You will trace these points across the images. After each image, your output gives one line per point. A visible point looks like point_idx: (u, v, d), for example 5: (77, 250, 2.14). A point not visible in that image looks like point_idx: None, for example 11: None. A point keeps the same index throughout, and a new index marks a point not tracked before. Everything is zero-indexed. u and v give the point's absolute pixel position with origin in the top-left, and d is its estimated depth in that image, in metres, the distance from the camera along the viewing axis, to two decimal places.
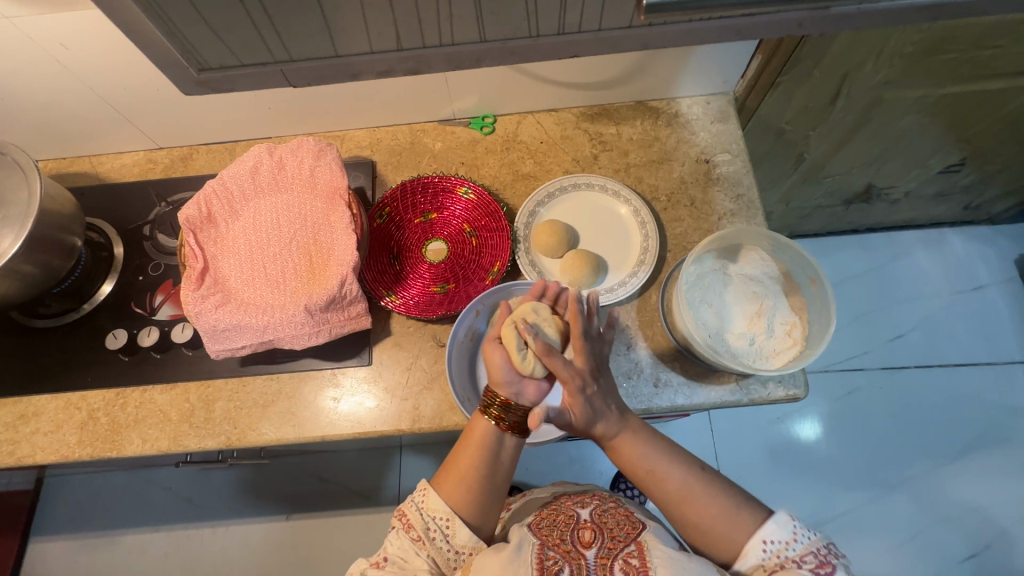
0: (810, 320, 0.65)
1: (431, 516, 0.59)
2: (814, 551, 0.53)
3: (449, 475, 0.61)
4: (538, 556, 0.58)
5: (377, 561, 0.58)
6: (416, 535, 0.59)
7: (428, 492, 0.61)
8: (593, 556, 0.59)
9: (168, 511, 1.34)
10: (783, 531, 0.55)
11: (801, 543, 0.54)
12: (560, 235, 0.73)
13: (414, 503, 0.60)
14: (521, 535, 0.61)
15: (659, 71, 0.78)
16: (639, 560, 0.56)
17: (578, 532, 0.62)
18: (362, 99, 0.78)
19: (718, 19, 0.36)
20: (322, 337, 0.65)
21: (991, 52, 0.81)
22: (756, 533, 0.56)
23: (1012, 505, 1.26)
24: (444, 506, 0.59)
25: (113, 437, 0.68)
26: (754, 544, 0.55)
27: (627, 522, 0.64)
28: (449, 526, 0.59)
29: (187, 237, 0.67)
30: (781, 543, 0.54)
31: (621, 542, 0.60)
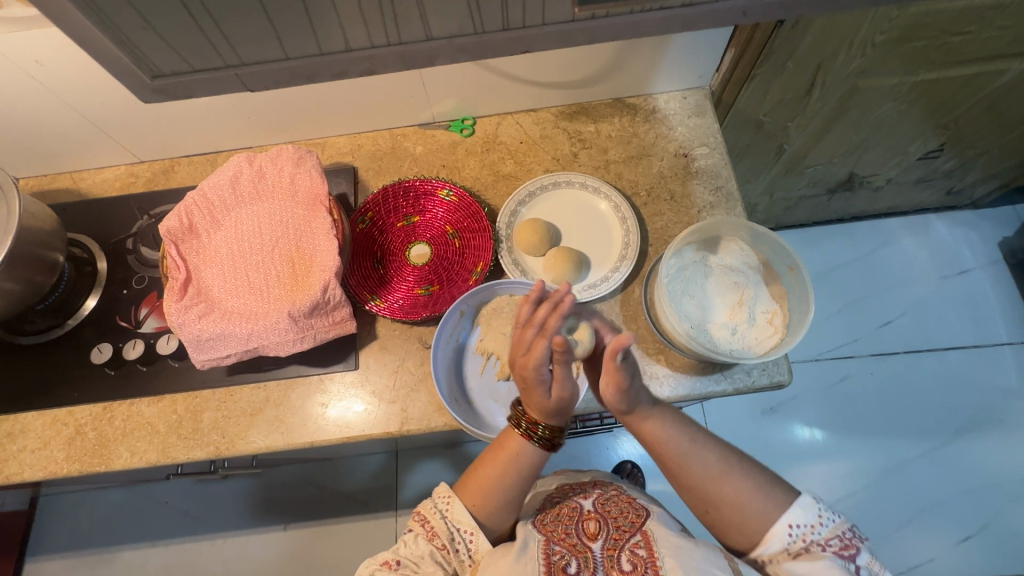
0: (791, 308, 0.66)
1: (457, 528, 0.61)
2: (838, 534, 0.56)
3: (475, 487, 0.62)
4: (545, 552, 0.59)
5: (389, 563, 0.59)
6: (440, 544, 0.60)
7: (453, 503, 0.62)
8: (599, 549, 0.60)
9: (165, 526, 1.34)
10: (807, 515, 0.57)
11: (826, 527, 0.56)
12: (541, 233, 0.73)
13: (439, 511, 0.61)
14: (526, 532, 0.62)
15: (635, 67, 0.78)
16: (647, 552, 0.58)
17: (583, 524, 0.63)
18: (341, 104, 0.78)
19: (659, 10, 0.38)
20: (307, 343, 0.66)
21: (961, 38, 0.82)
22: (780, 517, 0.57)
23: (1007, 486, 1.26)
24: (470, 520, 0.61)
25: (102, 451, 0.68)
26: (780, 529, 0.56)
27: (631, 510, 0.64)
28: (473, 539, 0.61)
29: (169, 249, 0.67)
30: (806, 526, 0.56)
31: (626, 532, 0.61)
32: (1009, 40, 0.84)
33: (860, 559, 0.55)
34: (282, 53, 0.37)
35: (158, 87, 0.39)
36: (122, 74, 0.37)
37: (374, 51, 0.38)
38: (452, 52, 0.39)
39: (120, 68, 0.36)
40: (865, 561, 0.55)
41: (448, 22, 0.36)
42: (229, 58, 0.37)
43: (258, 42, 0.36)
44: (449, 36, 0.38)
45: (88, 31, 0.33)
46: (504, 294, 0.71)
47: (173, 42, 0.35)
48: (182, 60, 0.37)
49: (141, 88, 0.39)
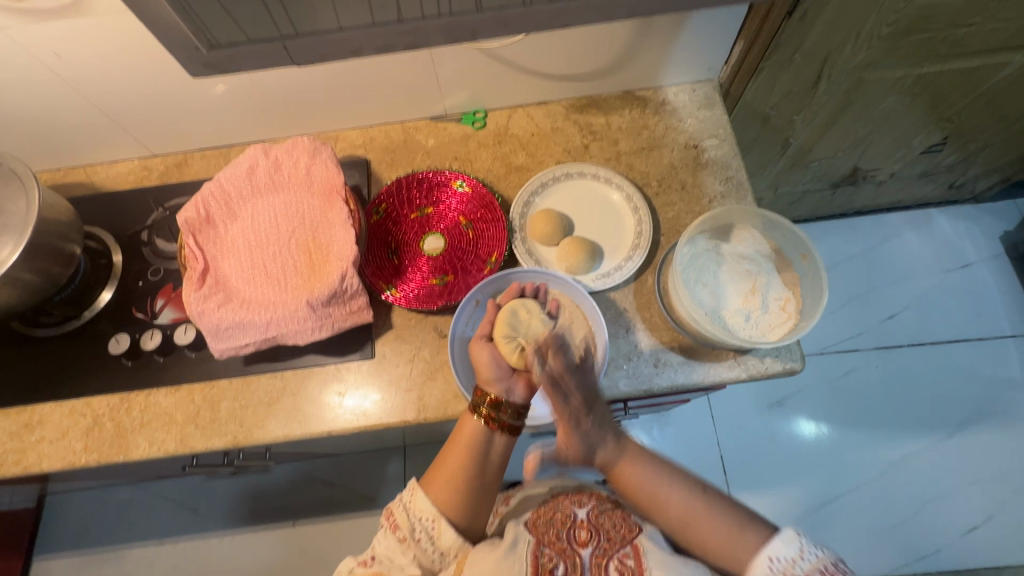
0: (803, 294, 0.67)
1: (418, 517, 0.61)
2: (821, 568, 0.54)
3: (437, 477, 0.63)
4: (534, 554, 0.60)
5: (366, 561, 0.61)
6: (403, 536, 0.60)
7: (415, 492, 0.62)
8: (589, 556, 0.61)
9: (173, 522, 1.34)
10: (789, 549, 0.56)
11: (809, 560, 0.55)
12: (555, 223, 0.74)
13: (402, 502, 0.62)
14: (516, 532, 0.63)
15: (646, 59, 0.79)
16: (634, 564, 0.59)
17: (574, 531, 0.63)
18: (355, 97, 0.79)
19: None
20: (325, 332, 0.66)
21: (966, 30, 0.83)
22: (763, 549, 0.57)
23: (1011, 477, 1.27)
24: (431, 507, 0.61)
25: (119, 441, 0.68)
26: (760, 563, 0.56)
27: (624, 523, 0.64)
28: (434, 527, 0.60)
29: (187, 240, 0.67)
30: (788, 559, 0.55)
31: (617, 543, 0.62)
32: (1013, 33, 0.86)
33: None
34: (334, 25, 0.41)
35: (219, 60, 0.43)
36: (186, 47, 0.41)
37: (421, 23, 0.42)
38: (496, 26, 0.42)
39: (182, 41, 0.41)
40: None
41: None
42: (284, 29, 0.41)
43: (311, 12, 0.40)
44: (495, 8, 0.41)
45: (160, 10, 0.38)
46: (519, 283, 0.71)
47: (235, 15, 0.39)
48: (240, 31, 0.41)
49: (202, 63, 0.43)
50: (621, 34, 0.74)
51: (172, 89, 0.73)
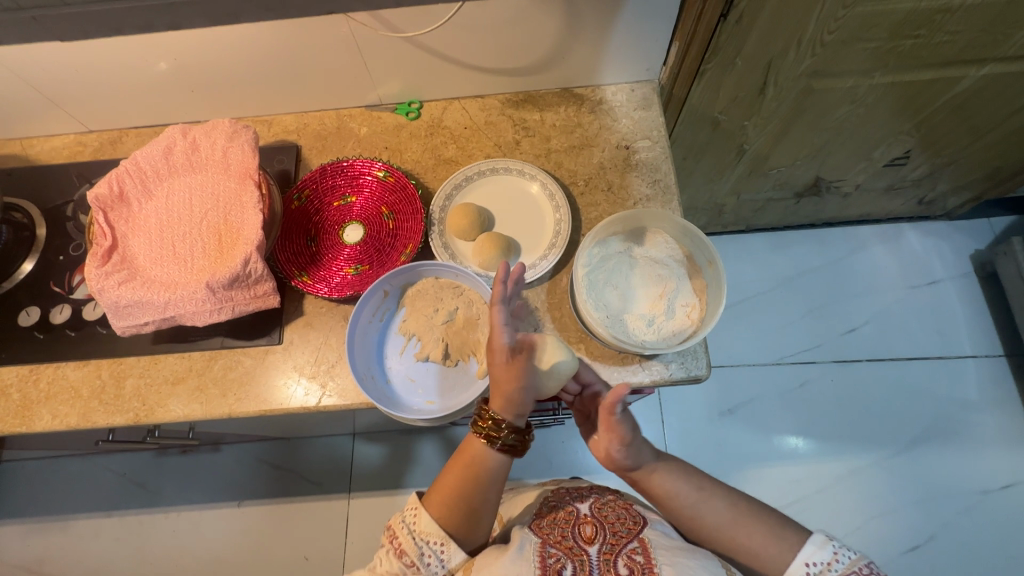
0: (708, 302, 0.66)
1: (425, 540, 0.61)
2: (855, 570, 0.57)
3: (439, 494, 0.63)
4: (541, 554, 0.61)
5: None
6: (410, 561, 0.60)
7: (420, 514, 0.62)
8: (595, 553, 0.61)
9: (121, 496, 1.35)
10: (823, 553, 0.59)
11: (843, 563, 0.57)
12: (471, 217, 0.73)
13: (406, 525, 0.62)
14: (522, 535, 0.64)
15: (579, 56, 0.78)
16: (643, 558, 0.60)
17: (579, 528, 0.64)
18: (284, 81, 0.79)
19: None
20: (226, 315, 0.66)
21: (913, 41, 0.81)
22: (799, 556, 0.59)
23: (957, 498, 1.26)
24: (437, 530, 0.61)
25: (24, 412, 0.69)
26: (797, 568, 0.58)
27: (629, 517, 0.66)
28: (443, 550, 0.61)
29: (96, 216, 0.68)
30: (823, 564, 0.58)
31: (623, 537, 0.63)
32: (962, 47, 0.83)
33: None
34: None
35: None
36: None
37: None
38: None
39: None
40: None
41: None
42: None
43: None
44: None
45: None
46: (429, 276, 0.71)
47: None
48: None
49: None
50: (550, 28, 0.73)
51: (96, 67, 0.73)
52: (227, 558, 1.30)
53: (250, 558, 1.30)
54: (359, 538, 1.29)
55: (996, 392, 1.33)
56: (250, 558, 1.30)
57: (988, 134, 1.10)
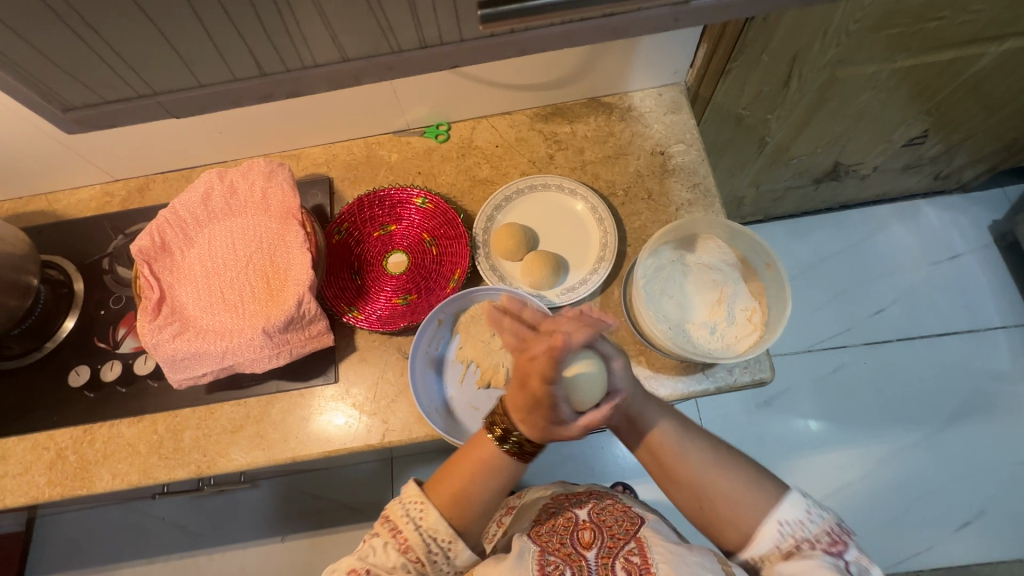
0: (769, 305, 0.66)
1: (433, 538, 0.58)
2: (827, 530, 0.56)
3: (443, 486, 0.60)
4: (539, 562, 0.59)
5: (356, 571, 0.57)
6: (414, 557, 0.58)
7: (427, 509, 0.59)
8: (594, 557, 0.60)
9: (163, 540, 1.34)
10: (798, 512, 0.56)
11: (816, 524, 0.56)
12: (517, 237, 0.73)
13: (411, 520, 0.58)
14: (521, 543, 0.62)
15: (607, 66, 0.78)
16: (641, 559, 0.58)
17: (577, 534, 0.63)
18: (313, 115, 0.77)
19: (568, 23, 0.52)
20: (283, 359, 0.65)
21: (936, 23, 0.80)
22: (772, 513, 0.57)
23: (1001, 470, 1.26)
24: (445, 528, 0.58)
25: (83, 474, 0.68)
26: (771, 527, 0.56)
27: (625, 518, 0.65)
28: (451, 547, 0.59)
29: (141, 269, 0.66)
30: (796, 523, 0.56)
31: (621, 539, 0.61)
32: (983, 26, 0.83)
33: (849, 555, 0.54)
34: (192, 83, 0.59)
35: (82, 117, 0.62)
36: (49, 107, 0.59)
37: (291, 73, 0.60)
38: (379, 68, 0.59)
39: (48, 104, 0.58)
40: (853, 556, 0.54)
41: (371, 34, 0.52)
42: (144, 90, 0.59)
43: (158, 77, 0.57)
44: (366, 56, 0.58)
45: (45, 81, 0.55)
46: (482, 301, 0.70)
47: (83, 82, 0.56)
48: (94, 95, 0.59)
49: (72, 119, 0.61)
50: None
51: None
52: None
53: None
54: None
55: None
56: None
57: (1005, 107, 1.10)
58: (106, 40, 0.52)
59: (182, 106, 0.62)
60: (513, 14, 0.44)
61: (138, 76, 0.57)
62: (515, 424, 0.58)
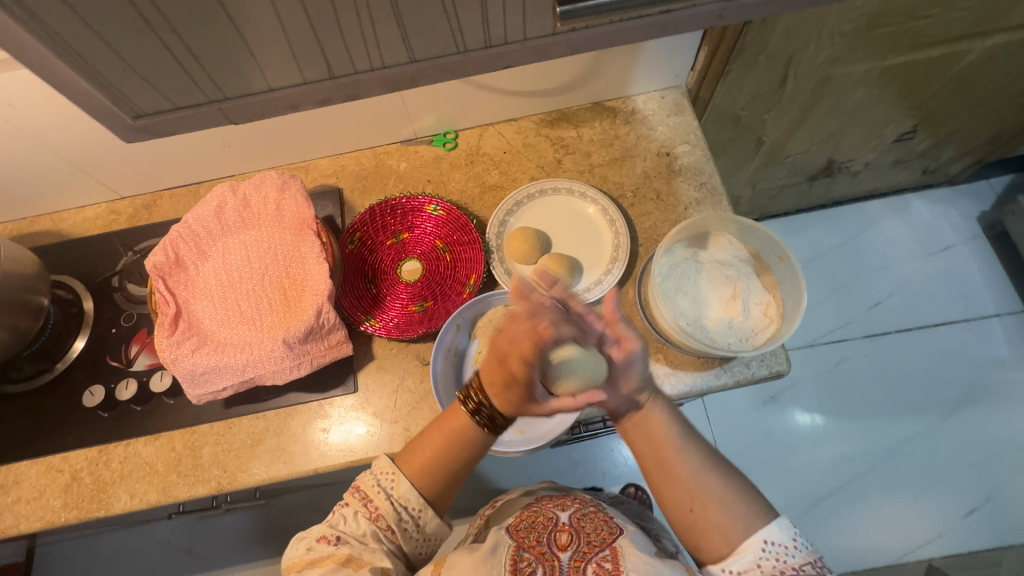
0: (783, 298, 0.67)
1: (404, 506, 0.59)
2: (811, 561, 0.54)
3: (415, 458, 0.61)
4: (512, 557, 0.59)
5: (327, 537, 0.56)
6: (385, 526, 0.58)
7: (398, 479, 0.60)
8: (567, 559, 0.60)
9: (170, 564, 1.31)
10: (784, 536, 0.55)
11: (801, 552, 0.54)
12: (531, 241, 0.73)
13: (383, 489, 0.59)
14: (498, 536, 0.63)
15: (612, 71, 0.79)
16: (612, 565, 0.58)
17: (555, 535, 0.63)
18: (323, 127, 0.78)
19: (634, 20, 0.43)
20: (304, 370, 0.65)
21: (925, 22, 0.83)
22: (756, 533, 0.55)
23: (1006, 456, 1.28)
24: (416, 497, 0.60)
25: (99, 495, 0.66)
26: (753, 543, 0.55)
27: (605, 527, 0.65)
28: (421, 515, 0.60)
29: (156, 284, 0.66)
30: (782, 548, 0.54)
31: (596, 546, 0.61)
32: (972, 21, 0.86)
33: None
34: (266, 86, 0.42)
35: (141, 126, 0.44)
36: (106, 116, 0.42)
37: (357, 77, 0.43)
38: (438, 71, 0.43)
39: (103, 110, 0.41)
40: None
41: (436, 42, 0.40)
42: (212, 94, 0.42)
43: (235, 77, 0.40)
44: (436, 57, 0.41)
45: (69, 81, 0.38)
46: (500, 304, 0.71)
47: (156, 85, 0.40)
48: (164, 100, 0.42)
49: (126, 128, 0.44)
50: None
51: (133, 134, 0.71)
52: None
53: None
54: None
55: None
56: None
57: (991, 101, 1.13)
58: (183, 41, 0.36)
59: (245, 114, 0.44)
60: (591, 12, 0.37)
61: (208, 75, 0.39)
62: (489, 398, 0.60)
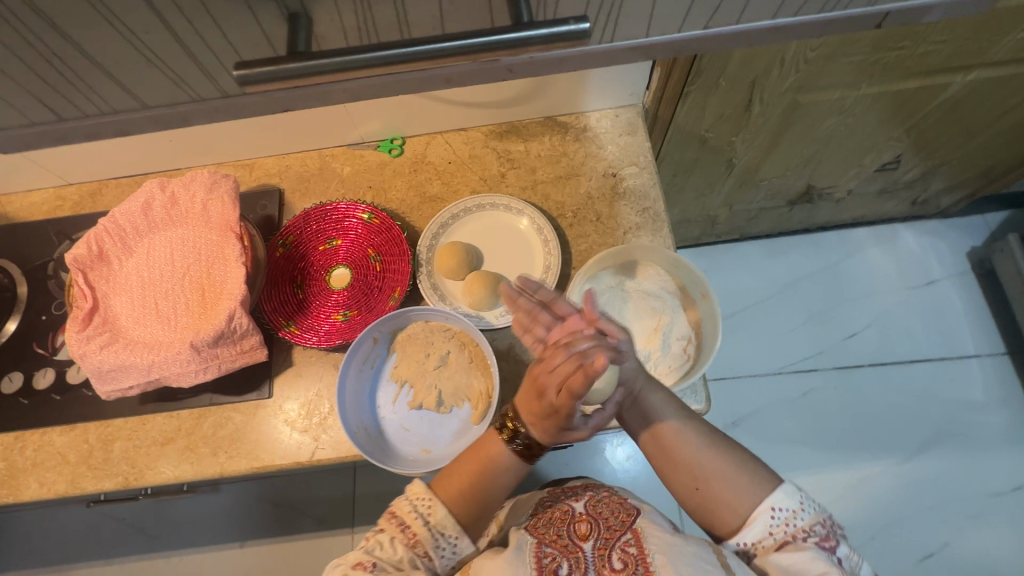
0: (704, 335, 0.65)
1: (441, 534, 0.57)
2: (820, 522, 0.53)
3: (451, 482, 0.59)
4: (535, 555, 0.56)
5: (363, 565, 0.54)
6: (422, 551, 0.56)
7: (435, 508, 0.57)
8: (591, 549, 0.56)
9: (122, 542, 1.32)
10: (791, 500, 0.54)
11: (808, 513, 0.53)
12: (459, 257, 0.72)
13: (419, 517, 0.57)
14: (517, 538, 0.59)
15: (559, 89, 0.76)
16: (637, 550, 0.54)
17: (574, 526, 0.59)
18: (263, 128, 0.77)
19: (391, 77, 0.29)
20: (212, 373, 0.65)
21: (897, 53, 0.79)
22: (764, 500, 0.54)
23: (969, 502, 1.24)
24: (454, 525, 0.57)
25: (11, 481, 0.67)
26: (761, 512, 0.53)
27: (621, 508, 0.61)
28: (458, 543, 0.58)
29: (76, 278, 0.66)
30: (790, 512, 0.53)
31: (617, 530, 0.57)
32: (947, 55, 0.82)
33: (841, 551, 0.52)
34: None
35: None
36: None
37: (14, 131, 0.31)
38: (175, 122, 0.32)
39: None
40: (845, 553, 0.52)
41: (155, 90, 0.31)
42: None
43: None
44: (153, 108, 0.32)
45: None
46: (419, 320, 0.70)
47: None
48: None
49: None
50: None
51: None
52: None
53: None
54: None
55: (1000, 392, 1.32)
56: None
57: (979, 134, 1.08)
58: None
59: None
60: (269, 79, 0.26)
61: None
62: (525, 426, 0.58)
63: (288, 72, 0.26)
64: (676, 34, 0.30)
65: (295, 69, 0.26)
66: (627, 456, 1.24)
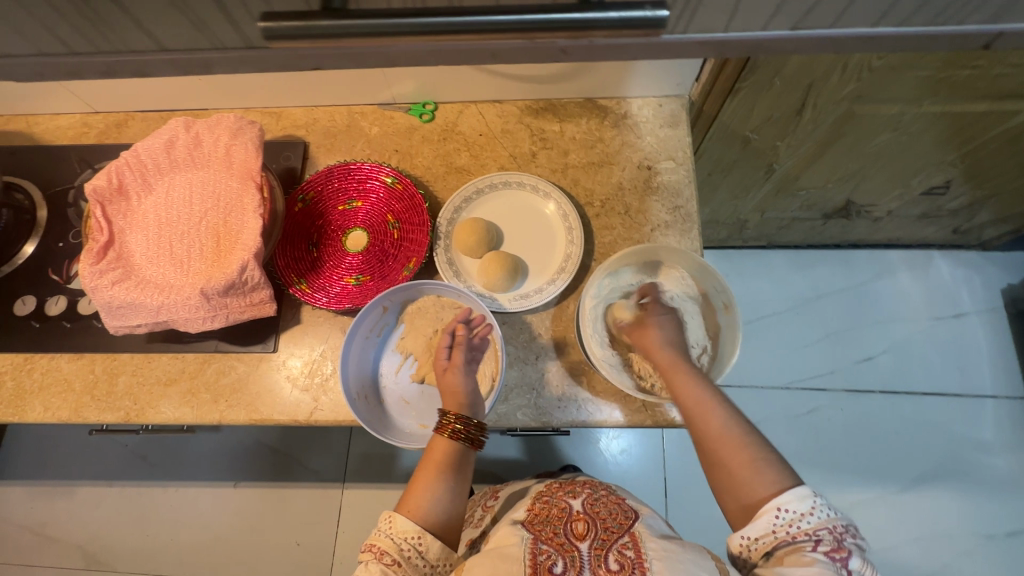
0: (722, 344, 0.66)
1: (404, 538, 0.54)
2: (829, 528, 0.47)
3: (412, 499, 0.57)
4: (531, 551, 0.54)
5: None
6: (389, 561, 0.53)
7: (394, 517, 0.56)
8: (587, 549, 0.55)
9: (122, 467, 1.37)
10: (801, 503, 0.48)
11: (818, 518, 0.48)
12: (478, 234, 0.71)
13: (381, 530, 0.55)
14: (513, 532, 0.57)
15: (604, 71, 0.72)
16: (634, 553, 0.53)
17: (571, 525, 0.58)
18: (295, 79, 0.75)
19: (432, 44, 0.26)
20: (219, 322, 0.64)
21: (970, 72, 0.73)
22: (770, 499, 0.49)
23: (959, 538, 1.23)
24: (412, 525, 0.55)
25: (17, 402, 0.68)
26: (766, 513, 0.49)
27: (620, 511, 0.60)
28: (423, 544, 0.54)
29: (94, 209, 0.66)
30: (796, 514, 0.48)
31: (614, 533, 0.56)
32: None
33: (852, 563, 0.46)
34: None
35: None
36: None
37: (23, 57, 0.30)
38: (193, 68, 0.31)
39: None
40: (856, 566, 0.46)
41: (169, 26, 0.29)
42: None
43: None
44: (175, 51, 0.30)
45: None
46: (431, 294, 0.69)
47: None
48: None
49: None
50: None
51: None
52: (218, 538, 1.30)
53: (243, 541, 1.30)
54: (349, 529, 1.28)
55: (1011, 435, 1.28)
56: (243, 541, 1.30)
57: None
58: None
59: None
60: (297, 34, 0.24)
61: None
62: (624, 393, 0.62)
63: (320, 27, 0.24)
64: (759, 31, 0.28)
65: (327, 26, 0.24)
66: (621, 449, 1.24)
